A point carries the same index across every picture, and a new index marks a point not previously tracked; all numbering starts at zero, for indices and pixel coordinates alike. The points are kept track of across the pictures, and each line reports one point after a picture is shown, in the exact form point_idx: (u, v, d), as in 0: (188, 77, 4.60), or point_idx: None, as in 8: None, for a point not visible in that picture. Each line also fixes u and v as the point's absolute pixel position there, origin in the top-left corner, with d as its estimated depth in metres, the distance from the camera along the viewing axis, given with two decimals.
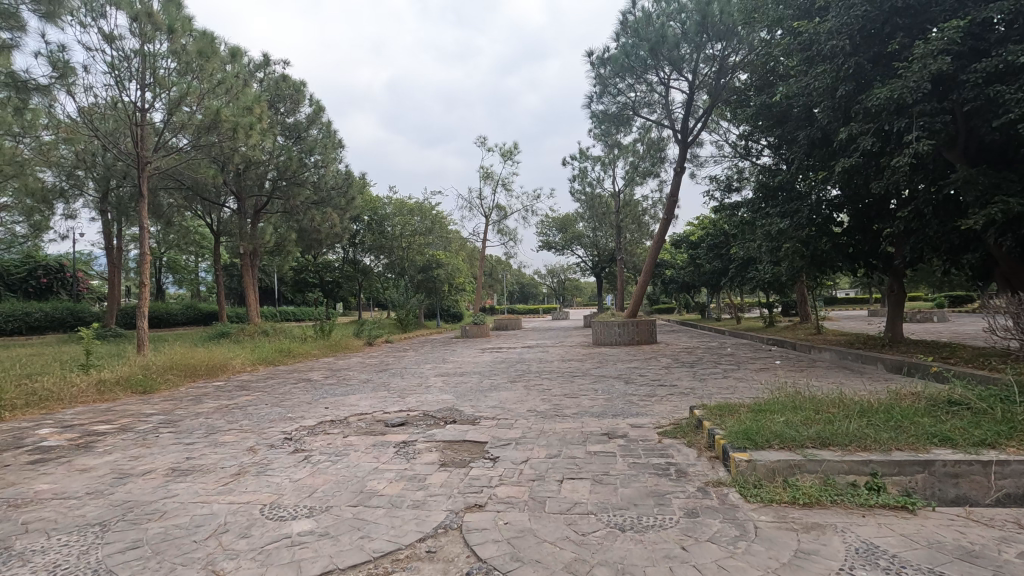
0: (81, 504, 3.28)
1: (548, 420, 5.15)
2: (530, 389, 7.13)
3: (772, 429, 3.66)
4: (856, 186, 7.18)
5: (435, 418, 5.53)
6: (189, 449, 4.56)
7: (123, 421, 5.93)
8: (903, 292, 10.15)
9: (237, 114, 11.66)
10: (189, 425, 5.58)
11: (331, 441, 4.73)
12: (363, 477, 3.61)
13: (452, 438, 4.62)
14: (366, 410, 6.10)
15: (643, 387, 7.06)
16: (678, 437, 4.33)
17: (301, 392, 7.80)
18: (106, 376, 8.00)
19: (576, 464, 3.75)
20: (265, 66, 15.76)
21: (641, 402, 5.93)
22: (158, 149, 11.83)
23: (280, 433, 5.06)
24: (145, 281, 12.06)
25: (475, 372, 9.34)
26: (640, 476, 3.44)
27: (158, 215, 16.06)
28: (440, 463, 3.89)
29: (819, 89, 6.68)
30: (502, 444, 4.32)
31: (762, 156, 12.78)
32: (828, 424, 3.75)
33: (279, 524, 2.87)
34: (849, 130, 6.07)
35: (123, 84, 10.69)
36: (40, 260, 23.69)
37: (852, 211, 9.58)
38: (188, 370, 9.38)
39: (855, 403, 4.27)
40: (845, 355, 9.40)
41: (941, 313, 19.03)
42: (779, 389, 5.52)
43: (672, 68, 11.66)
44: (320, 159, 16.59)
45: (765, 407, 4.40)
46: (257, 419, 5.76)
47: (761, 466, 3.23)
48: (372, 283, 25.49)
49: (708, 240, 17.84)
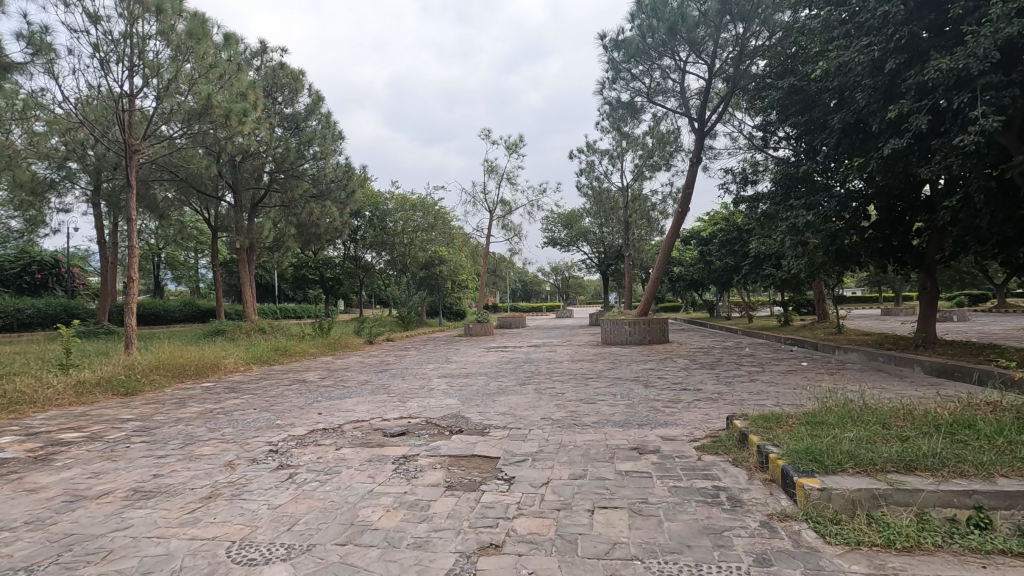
0: (12, 539, 2.71)
1: (566, 431, 4.56)
2: (542, 394, 6.54)
3: (842, 447, 3.10)
4: (897, 173, 6.63)
5: (439, 427, 4.95)
6: (159, 465, 3.99)
7: (95, 428, 5.38)
8: (935, 289, 9.41)
9: (230, 101, 11.11)
10: (166, 435, 5.00)
11: (321, 455, 4.16)
12: (356, 504, 3.03)
13: (458, 452, 4.04)
14: (362, 417, 5.50)
15: (665, 392, 6.45)
16: (720, 454, 3.75)
17: (292, 394, 7.22)
18: (85, 377, 7.48)
19: (606, 487, 3.17)
20: (261, 53, 15.24)
21: (667, 410, 5.33)
22: (148, 137, 11.29)
23: (265, 444, 4.49)
24: (133, 276, 11.51)
25: (480, 374, 8.76)
26: (687, 506, 2.86)
27: (154, 209, 15.49)
28: (446, 486, 3.32)
29: (863, 64, 6.15)
30: (517, 461, 3.75)
31: (780, 147, 12.19)
32: (907, 441, 3.17)
33: (246, 571, 2.29)
34: (899, 108, 5.50)
35: (108, 66, 10.06)
36: (35, 255, 23.23)
37: (882, 203, 9.03)
38: (177, 371, 8.84)
39: (927, 416, 3.68)
40: (877, 356, 8.75)
41: (962, 313, 18.31)
42: (825, 397, 4.90)
43: (689, 50, 11.06)
44: (319, 151, 15.89)
45: (823, 418, 3.81)
46: (241, 427, 5.19)
47: (837, 496, 2.67)
48: (373, 279, 24.95)
49: (720, 236, 17.31)
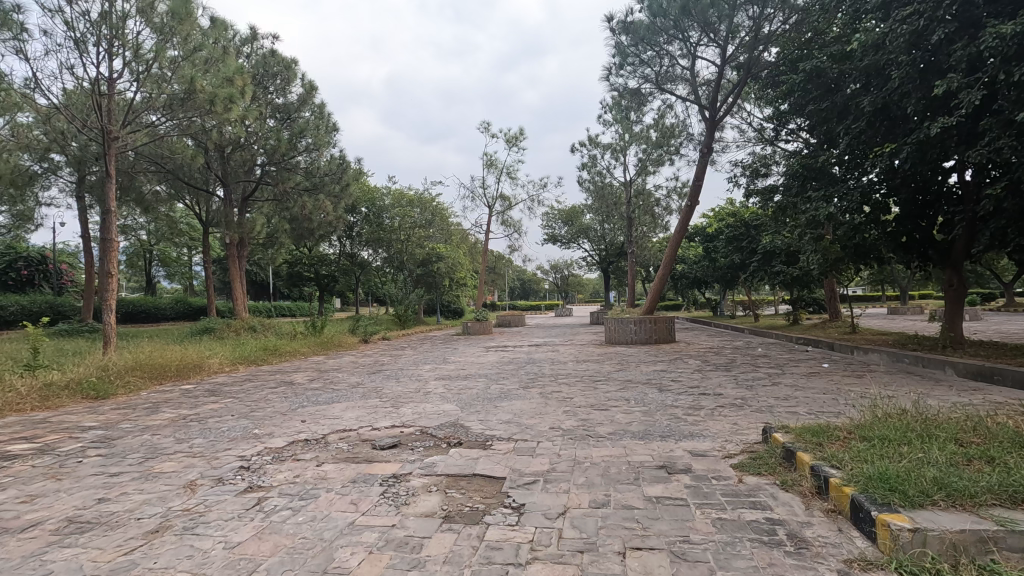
0: None
1: (580, 445, 4.00)
2: (548, 399, 6.00)
3: (923, 473, 2.56)
4: (932, 161, 6.21)
5: (435, 438, 4.38)
6: (109, 486, 3.41)
7: (50, 438, 4.81)
8: (961, 286, 8.79)
9: (216, 85, 10.45)
10: (126, 447, 4.42)
11: (299, 473, 3.61)
12: (331, 544, 2.47)
13: (457, 471, 3.48)
14: (349, 426, 4.92)
15: (683, 397, 5.89)
16: (764, 474, 3.19)
17: (276, 399, 6.66)
18: (53, 380, 6.92)
19: (637, 520, 2.62)
20: (252, 40, 14.63)
21: (690, 418, 4.77)
22: (129, 124, 10.68)
23: (237, 460, 3.93)
24: (112, 272, 10.95)
25: (480, 375, 8.23)
26: (740, 548, 2.31)
27: (140, 203, 14.88)
28: (443, 516, 2.77)
29: (904, 36, 5.83)
30: (527, 483, 3.20)
31: (793, 139, 11.72)
32: (1002, 466, 2.62)
33: None
34: (948, 83, 5.21)
35: (83, 46, 9.37)
36: (22, 251, 22.55)
37: (907, 198, 8.57)
38: (155, 373, 8.26)
39: (1008, 431, 3.13)
40: (902, 356, 8.25)
41: (975, 312, 17.75)
42: (870, 405, 4.33)
43: (701, 32, 10.53)
44: (312, 142, 15.12)
45: (883, 432, 3.27)
46: (213, 438, 4.61)
47: (934, 539, 2.13)
48: (370, 277, 24.36)
49: (726, 232, 16.78)
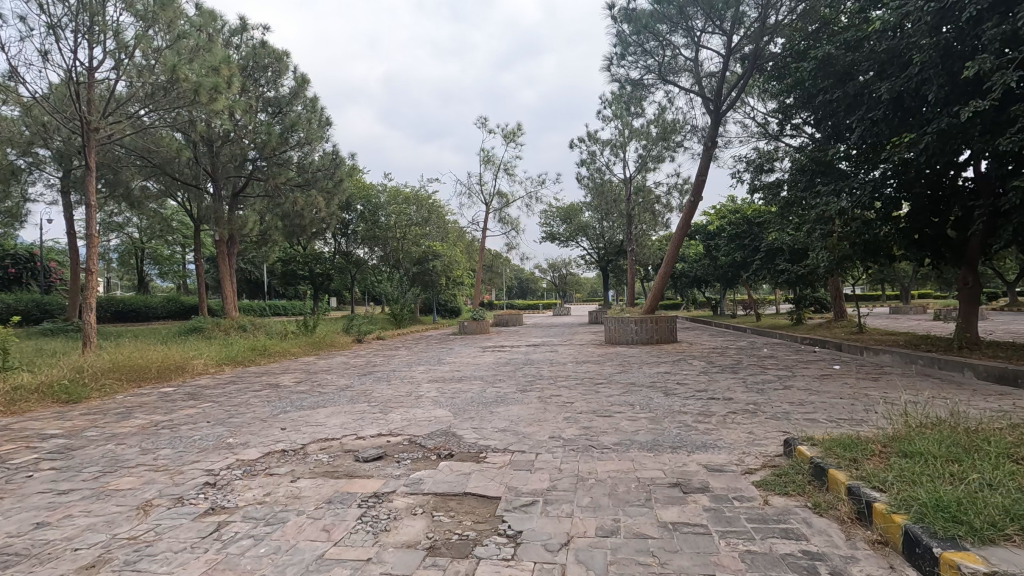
0: None
1: (583, 458, 3.63)
2: (546, 403, 5.63)
3: (987, 499, 2.20)
4: (951, 153, 5.95)
5: (424, 449, 4.00)
6: (51, 508, 3.01)
7: (4, 448, 4.41)
8: (977, 285, 8.43)
9: (201, 74, 9.98)
10: (85, 459, 4.03)
11: (270, 490, 3.22)
12: None
13: (446, 490, 3.10)
14: (331, 434, 4.54)
15: (691, 402, 5.53)
16: (792, 494, 2.83)
17: (258, 403, 6.28)
18: (22, 383, 6.50)
19: (652, 554, 2.25)
20: (242, 31, 14.24)
21: (701, 426, 4.41)
22: (110, 114, 10.25)
23: (204, 474, 3.55)
24: (93, 269, 10.53)
25: (476, 377, 7.86)
26: None
27: (127, 199, 14.44)
28: (428, 547, 2.38)
29: (928, 17, 5.65)
30: (525, 504, 2.83)
31: (797, 134, 11.39)
32: None
33: None
34: (979, 64, 4.97)
35: (59, 32, 8.93)
36: (9, 249, 22.00)
37: (918, 196, 8.22)
38: (133, 374, 7.84)
39: None
40: (914, 359, 7.90)
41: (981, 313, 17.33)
42: (896, 414, 3.96)
43: (705, 19, 10.21)
44: (304, 137, 14.60)
45: (923, 446, 2.90)
46: (182, 449, 4.22)
47: None
48: (365, 275, 23.92)
49: (728, 230, 16.40)
